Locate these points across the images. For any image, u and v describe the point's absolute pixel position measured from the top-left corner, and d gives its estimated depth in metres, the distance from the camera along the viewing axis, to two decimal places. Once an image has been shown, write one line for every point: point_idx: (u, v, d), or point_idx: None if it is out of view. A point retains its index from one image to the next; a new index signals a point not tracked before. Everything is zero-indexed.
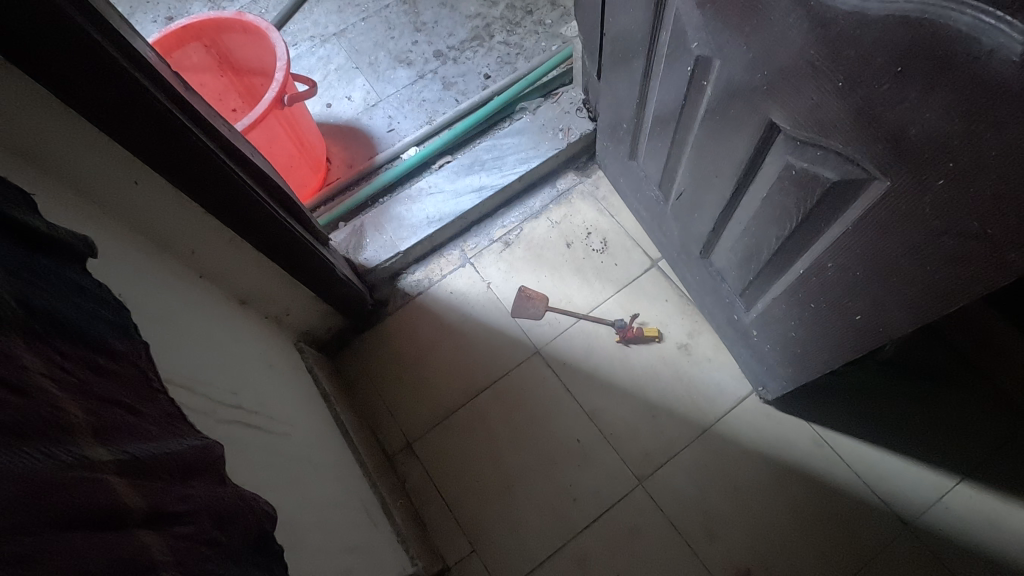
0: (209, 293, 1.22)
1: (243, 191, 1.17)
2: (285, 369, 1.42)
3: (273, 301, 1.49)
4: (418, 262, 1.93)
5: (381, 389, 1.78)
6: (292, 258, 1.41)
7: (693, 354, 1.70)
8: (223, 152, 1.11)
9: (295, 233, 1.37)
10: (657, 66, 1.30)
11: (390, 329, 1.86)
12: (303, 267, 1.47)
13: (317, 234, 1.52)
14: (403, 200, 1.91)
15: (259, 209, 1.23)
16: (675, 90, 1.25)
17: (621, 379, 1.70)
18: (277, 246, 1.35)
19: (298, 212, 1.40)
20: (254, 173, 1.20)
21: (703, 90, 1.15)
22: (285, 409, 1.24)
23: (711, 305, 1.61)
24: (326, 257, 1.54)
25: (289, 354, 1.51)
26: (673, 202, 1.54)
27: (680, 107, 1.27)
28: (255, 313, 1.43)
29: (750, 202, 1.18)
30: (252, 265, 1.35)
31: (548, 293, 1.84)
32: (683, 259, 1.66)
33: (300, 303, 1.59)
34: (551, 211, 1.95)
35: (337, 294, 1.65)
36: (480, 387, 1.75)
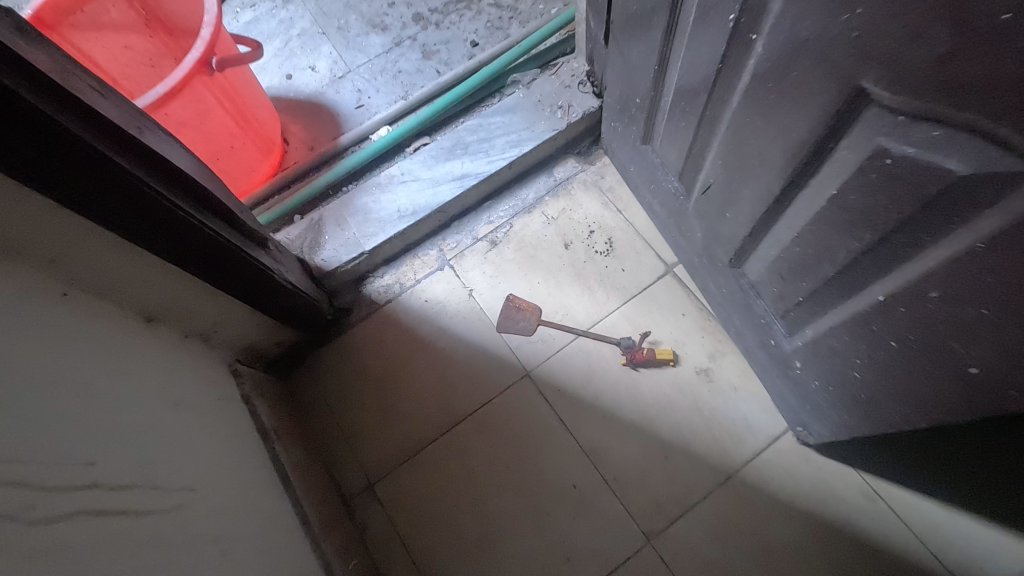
0: (90, 313, 0.92)
1: (118, 176, 0.86)
2: (208, 403, 1.12)
3: (195, 316, 1.19)
4: (389, 263, 1.64)
5: (340, 417, 1.49)
6: (210, 262, 1.11)
7: (716, 381, 1.40)
8: (79, 120, 0.80)
9: (210, 230, 1.07)
10: (684, 19, 0.98)
11: (353, 343, 1.56)
12: (228, 274, 1.17)
13: (250, 232, 1.22)
14: (371, 189, 1.60)
15: (149, 201, 0.92)
16: (709, 51, 0.94)
17: (627, 411, 1.41)
18: (185, 248, 1.04)
19: (217, 205, 1.09)
20: (136, 151, 0.90)
21: (749, 47, 0.84)
22: (196, 464, 0.95)
23: (739, 323, 1.32)
24: (261, 260, 1.24)
25: (218, 381, 1.22)
26: (697, 198, 1.23)
27: (715, 74, 0.96)
28: (171, 332, 1.14)
29: (808, 201, 0.87)
30: (158, 275, 1.05)
31: (541, 302, 1.54)
32: (706, 267, 1.36)
33: (235, 316, 1.30)
34: (547, 205, 1.65)
35: (279, 305, 1.35)
36: (457, 417, 1.46)
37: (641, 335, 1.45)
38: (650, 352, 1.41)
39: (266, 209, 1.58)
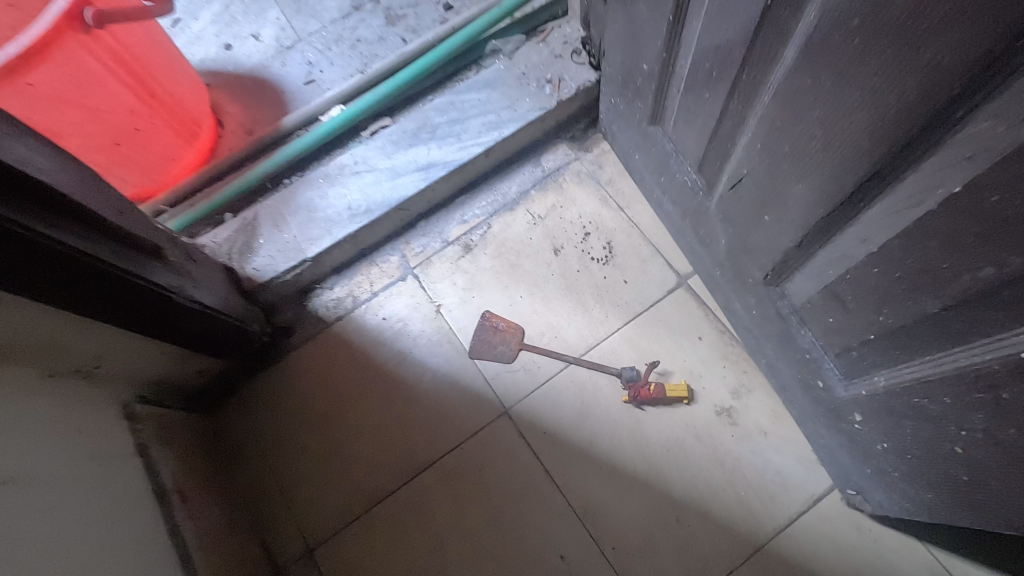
0: None
1: None
2: (79, 467, 0.84)
3: (64, 351, 0.90)
4: (341, 271, 1.35)
5: (275, 463, 1.21)
6: (64, 278, 0.82)
7: (740, 424, 1.12)
8: None
9: (53, 240, 0.77)
10: None
11: (294, 370, 1.28)
12: (95, 293, 0.87)
13: (136, 241, 0.92)
14: (317, 183, 1.31)
15: None
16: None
17: (628, 460, 1.13)
18: (16, 264, 0.75)
19: (65, 203, 0.79)
20: None
21: None
22: (43, 564, 0.68)
23: (774, 354, 1.03)
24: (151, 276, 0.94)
25: (102, 431, 0.94)
26: (722, 195, 0.94)
27: (756, 19, 0.66)
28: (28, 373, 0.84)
29: (903, 202, 0.58)
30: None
31: (524, 321, 1.26)
32: (731, 282, 1.07)
33: (125, 344, 1.01)
34: (532, 201, 1.36)
35: (185, 328, 1.07)
36: (417, 465, 1.18)
37: (647, 365, 1.16)
38: (660, 388, 1.12)
39: (190, 206, 1.29)
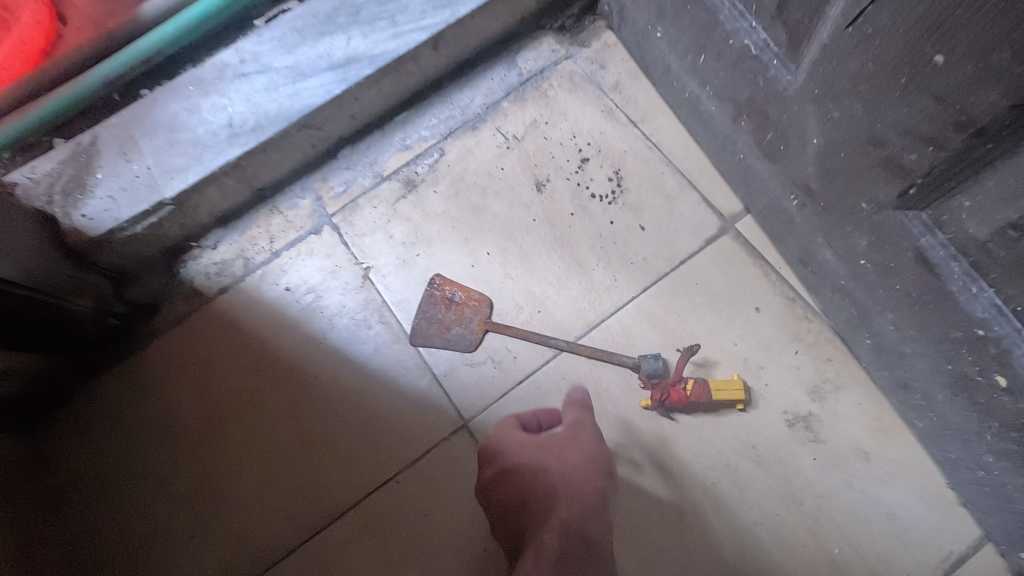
0: None
1: None
2: None
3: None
4: (229, 222, 0.94)
5: (122, 507, 0.81)
6: None
7: (825, 441, 0.72)
8: None
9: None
10: None
11: (155, 368, 0.87)
12: None
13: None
14: (184, 90, 0.86)
15: None
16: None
17: (652, 498, 0.73)
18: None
19: None
20: None
21: None
22: None
23: (896, 332, 0.62)
24: None
25: None
26: (826, 50, 0.52)
27: None
28: None
29: None
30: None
31: (492, 289, 0.85)
32: (820, 216, 0.65)
33: None
34: (504, 117, 0.94)
35: None
36: (331, 509, 0.78)
37: (683, 350, 0.72)
38: (701, 388, 0.71)
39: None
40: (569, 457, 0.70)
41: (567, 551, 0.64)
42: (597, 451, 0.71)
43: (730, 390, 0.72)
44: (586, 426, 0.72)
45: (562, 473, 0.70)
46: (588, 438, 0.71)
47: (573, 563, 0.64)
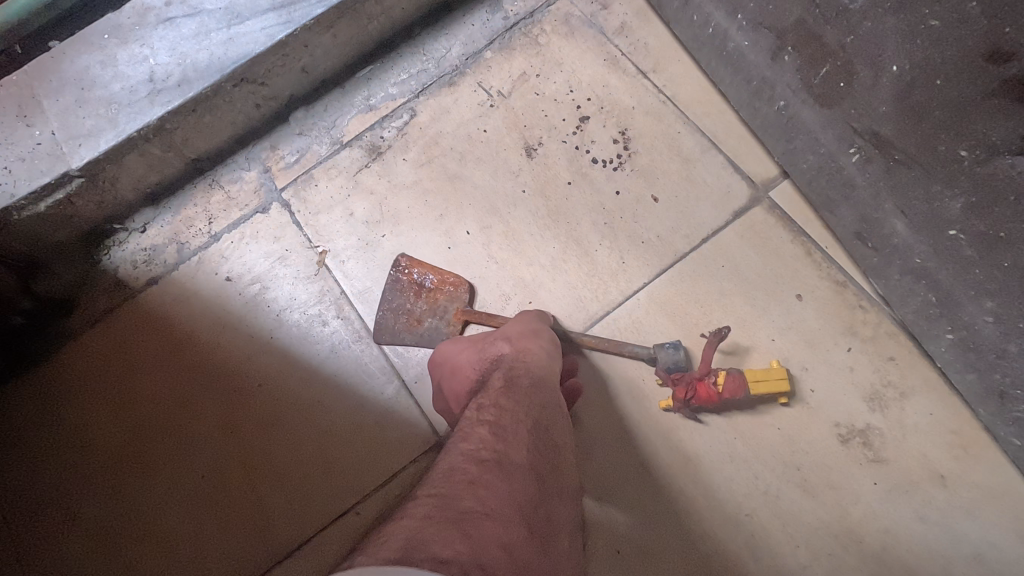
0: None
1: None
2: None
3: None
4: (161, 200, 0.79)
5: (26, 547, 0.67)
6: None
7: (886, 460, 0.58)
8: None
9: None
10: None
11: (70, 377, 0.73)
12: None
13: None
14: (98, 39, 0.70)
15: None
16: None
17: (673, 536, 0.59)
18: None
19: None
20: None
21: None
22: None
23: (998, 326, 0.47)
24: None
25: None
26: None
27: None
28: None
29: None
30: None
31: (472, 276, 0.71)
32: (892, 174, 0.50)
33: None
34: (487, 69, 0.78)
35: None
36: (279, 542, 0.66)
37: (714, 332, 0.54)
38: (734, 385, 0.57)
39: None
40: (513, 330, 0.58)
41: (511, 385, 0.50)
42: (540, 324, 0.59)
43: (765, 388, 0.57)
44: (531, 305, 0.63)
45: (506, 339, 0.56)
46: (531, 318, 0.61)
47: (520, 394, 0.49)
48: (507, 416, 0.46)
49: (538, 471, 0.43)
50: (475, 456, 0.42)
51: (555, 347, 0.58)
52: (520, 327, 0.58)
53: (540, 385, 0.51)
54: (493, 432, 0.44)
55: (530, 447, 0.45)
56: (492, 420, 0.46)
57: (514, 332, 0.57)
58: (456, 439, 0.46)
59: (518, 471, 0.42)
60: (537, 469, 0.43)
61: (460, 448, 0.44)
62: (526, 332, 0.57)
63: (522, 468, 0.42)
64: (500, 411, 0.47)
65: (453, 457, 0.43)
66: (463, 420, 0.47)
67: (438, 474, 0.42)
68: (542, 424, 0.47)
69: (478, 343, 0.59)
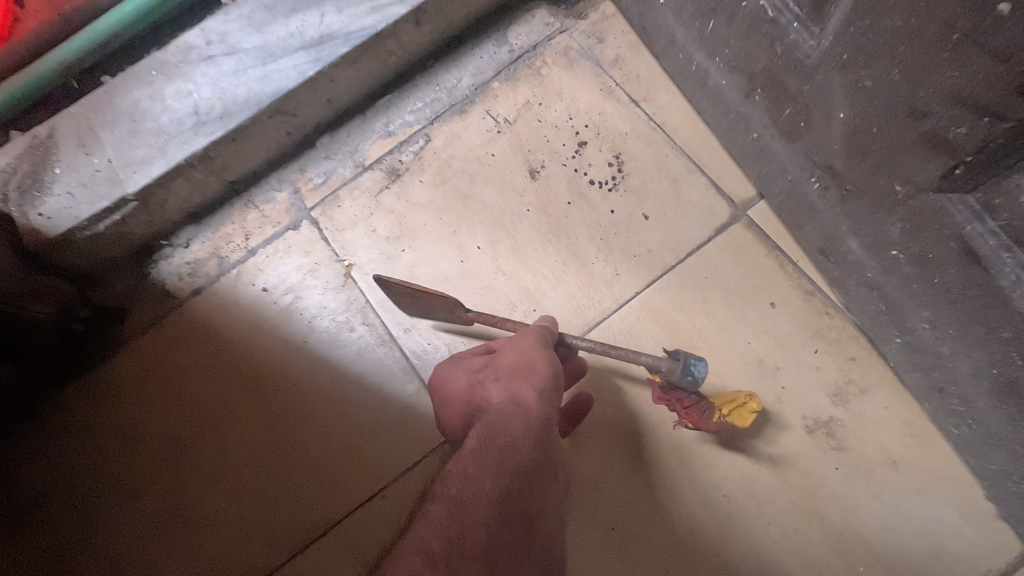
0: None
1: None
2: None
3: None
4: (202, 217, 0.87)
5: (96, 526, 0.77)
6: None
7: (848, 449, 0.66)
8: None
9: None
10: None
11: (125, 378, 0.82)
12: None
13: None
14: (147, 75, 0.79)
15: None
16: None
17: (661, 515, 0.67)
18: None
19: None
20: None
21: None
22: None
23: (932, 331, 0.56)
24: None
25: None
26: (859, 6, 0.44)
27: None
28: None
29: None
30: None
31: (483, 287, 0.79)
32: (845, 200, 0.58)
33: None
34: (494, 99, 0.86)
35: None
36: (313, 524, 0.75)
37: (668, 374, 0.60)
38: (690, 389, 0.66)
39: None
40: (505, 368, 0.61)
41: (485, 446, 0.53)
42: (534, 361, 0.61)
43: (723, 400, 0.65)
44: (535, 330, 0.65)
45: (497, 379, 0.60)
46: (529, 343, 0.63)
47: (490, 460, 0.52)
48: (469, 490, 0.49)
49: (489, 554, 0.46)
50: (427, 543, 0.45)
51: (549, 383, 0.60)
52: (512, 358, 0.62)
53: (516, 446, 0.53)
54: (451, 512, 0.48)
55: (488, 527, 0.47)
56: (454, 498, 0.49)
57: (504, 371, 0.61)
58: (422, 515, 0.49)
59: (466, 558, 0.45)
60: (489, 552, 0.46)
61: (419, 532, 0.47)
62: (518, 372, 0.60)
63: (471, 554, 0.45)
64: (465, 483, 0.50)
65: (412, 540, 0.47)
66: (435, 487, 0.52)
67: (394, 558, 0.45)
68: (506, 496, 0.49)
69: (474, 371, 0.64)
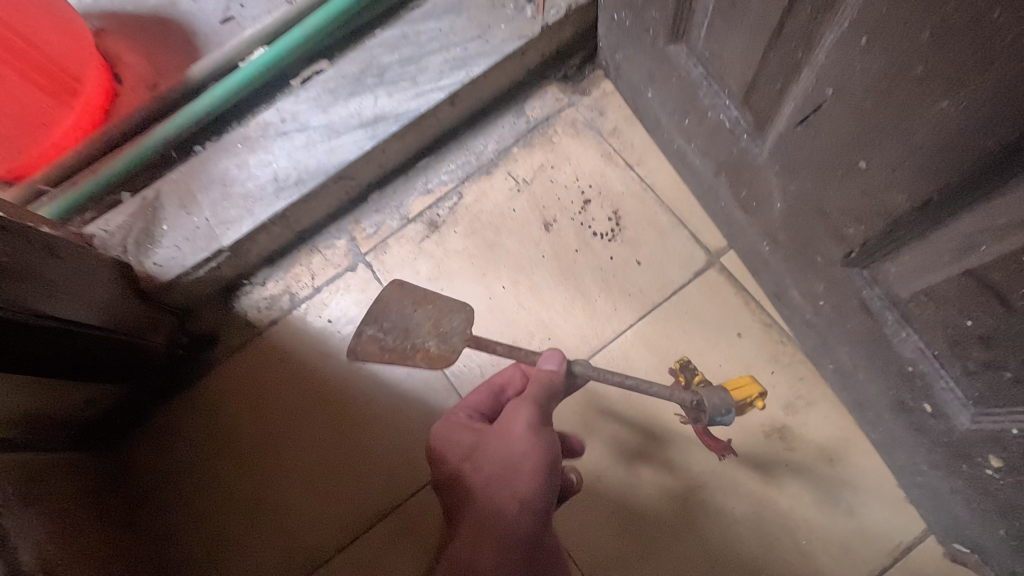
0: None
1: None
2: None
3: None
4: (275, 261, 1.06)
5: (198, 512, 0.97)
6: None
7: (796, 449, 0.85)
8: None
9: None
10: None
11: (217, 393, 1.02)
12: None
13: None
14: (234, 148, 1.00)
15: None
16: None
17: (651, 502, 0.85)
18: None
19: None
20: None
21: None
22: None
23: (850, 360, 0.74)
24: None
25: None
26: (782, 138, 0.63)
27: None
28: None
29: None
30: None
31: (507, 319, 0.98)
32: (787, 261, 0.76)
33: None
34: (514, 162, 1.05)
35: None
36: (373, 511, 0.94)
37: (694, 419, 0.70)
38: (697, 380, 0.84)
39: (57, 194, 1.00)
40: (494, 466, 0.65)
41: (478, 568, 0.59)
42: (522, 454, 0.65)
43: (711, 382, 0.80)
44: (527, 407, 0.69)
45: (489, 481, 0.65)
46: (518, 429, 0.67)
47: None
48: None
49: None
50: None
51: (536, 481, 0.65)
52: (502, 452, 0.66)
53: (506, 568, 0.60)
54: None
55: None
56: None
57: (494, 471, 0.65)
58: None
59: None
60: None
61: None
62: (509, 474, 0.65)
63: None
64: None
65: None
66: None
67: None
68: None
69: (463, 458, 0.68)
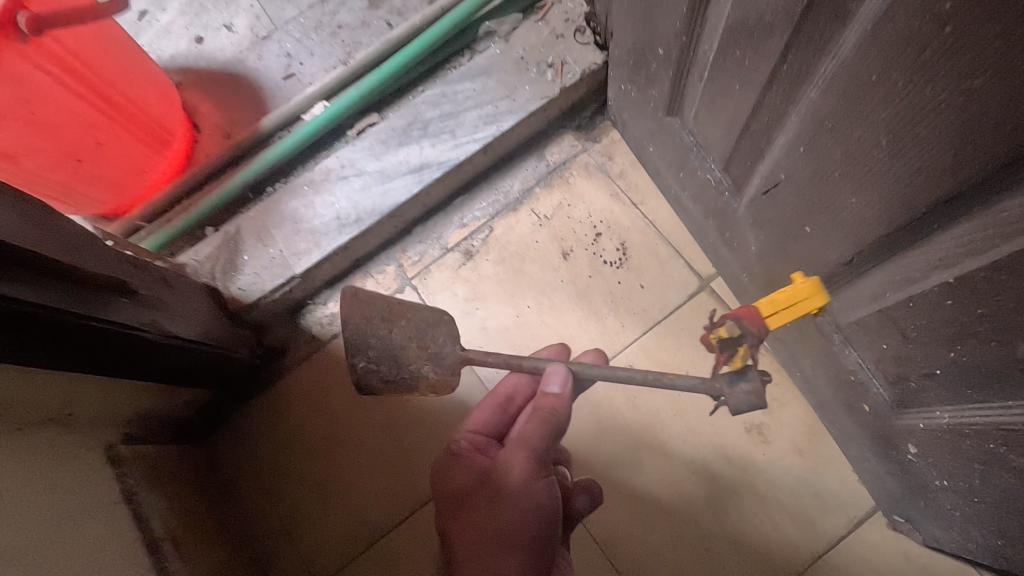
0: None
1: None
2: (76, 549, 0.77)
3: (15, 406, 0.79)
4: (334, 284, 1.26)
5: (276, 494, 1.16)
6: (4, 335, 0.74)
7: (772, 442, 1.04)
8: None
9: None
10: None
11: (289, 396, 1.21)
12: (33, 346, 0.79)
13: (63, 273, 0.80)
14: (302, 190, 1.20)
15: None
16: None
17: (655, 486, 1.04)
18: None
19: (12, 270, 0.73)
20: None
21: None
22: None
23: (811, 369, 0.93)
24: (53, 360, 0.83)
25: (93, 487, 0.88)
26: (753, 200, 0.82)
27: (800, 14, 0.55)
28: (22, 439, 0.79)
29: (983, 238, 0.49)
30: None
31: (532, 334, 1.17)
32: (762, 290, 0.95)
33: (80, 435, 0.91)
34: (537, 200, 1.24)
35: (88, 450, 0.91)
36: (423, 494, 1.14)
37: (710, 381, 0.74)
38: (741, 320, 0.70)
39: (150, 232, 1.20)
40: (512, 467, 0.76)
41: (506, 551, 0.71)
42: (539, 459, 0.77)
43: (777, 317, 0.74)
44: (538, 420, 0.79)
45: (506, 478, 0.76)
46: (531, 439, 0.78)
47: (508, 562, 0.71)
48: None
49: None
50: None
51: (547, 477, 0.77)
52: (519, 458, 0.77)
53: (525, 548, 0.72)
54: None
55: None
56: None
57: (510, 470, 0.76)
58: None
59: None
60: None
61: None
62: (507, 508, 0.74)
63: None
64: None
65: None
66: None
67: None
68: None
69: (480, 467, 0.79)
